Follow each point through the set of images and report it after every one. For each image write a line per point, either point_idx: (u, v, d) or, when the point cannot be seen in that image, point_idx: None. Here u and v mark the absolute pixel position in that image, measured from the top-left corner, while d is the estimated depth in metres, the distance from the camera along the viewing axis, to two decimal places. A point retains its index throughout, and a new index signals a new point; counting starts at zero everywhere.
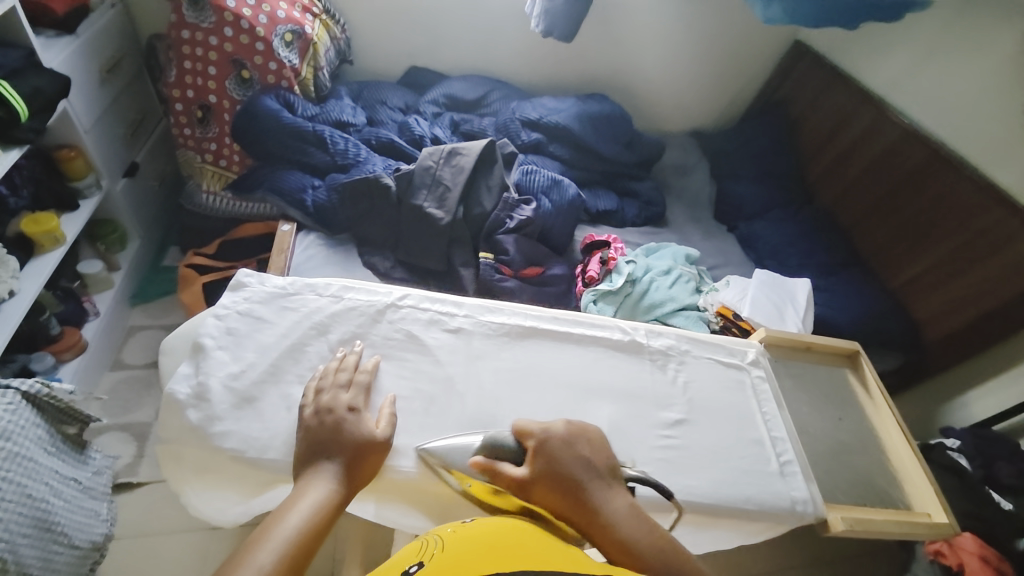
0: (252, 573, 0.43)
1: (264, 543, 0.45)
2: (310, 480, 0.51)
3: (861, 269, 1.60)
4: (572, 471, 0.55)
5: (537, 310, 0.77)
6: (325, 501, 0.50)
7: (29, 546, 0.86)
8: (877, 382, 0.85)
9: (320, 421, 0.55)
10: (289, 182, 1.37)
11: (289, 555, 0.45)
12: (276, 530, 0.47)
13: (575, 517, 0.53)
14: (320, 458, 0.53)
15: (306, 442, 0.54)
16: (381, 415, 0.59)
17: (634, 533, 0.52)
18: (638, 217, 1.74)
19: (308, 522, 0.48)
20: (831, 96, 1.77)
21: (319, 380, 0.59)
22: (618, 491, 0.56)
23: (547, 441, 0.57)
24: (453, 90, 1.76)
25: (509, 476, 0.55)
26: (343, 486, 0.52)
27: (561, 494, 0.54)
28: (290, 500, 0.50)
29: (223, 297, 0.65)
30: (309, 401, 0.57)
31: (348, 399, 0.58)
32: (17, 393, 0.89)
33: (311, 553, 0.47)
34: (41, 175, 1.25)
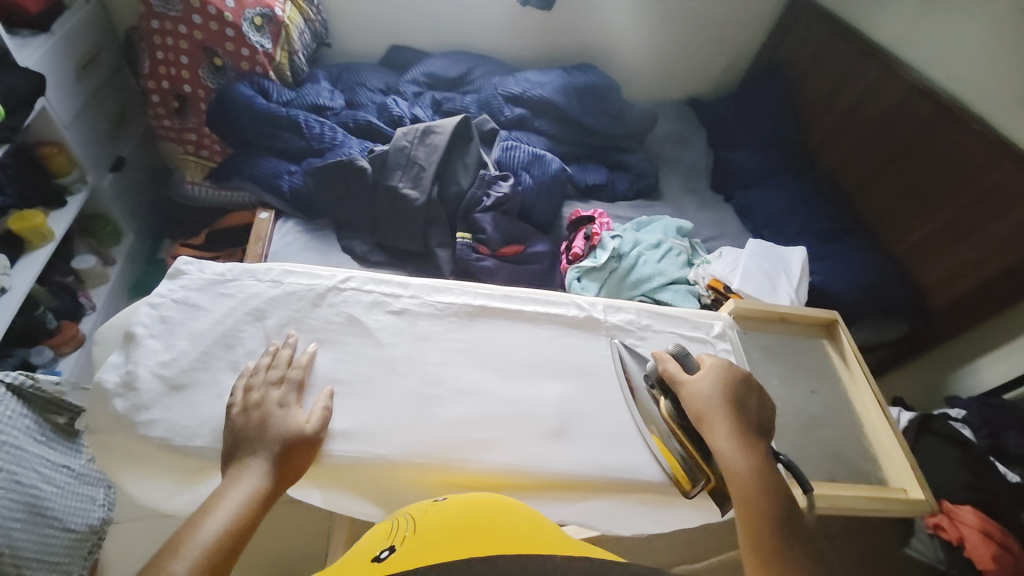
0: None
1: (181, 551, 0.45)
2: (238, 476, 0.51)
3: (864, 234, 1.52)
4: (731, 400, 0.59)
5: (488, 288, 0.75)
6: (250, 498, 0.50)
7: (23, 530, 0.90)
8: (855, 351, 0.81)
9: (247, 418, 0.55)
10: (265, 169, 1.36)
11: (206, 559, 0.45)
12: (194, 535, 0.46)
13: (707, 431, 0.57)
14: (246, 456, 0.53)
15: (230, 439, 0.54)
16: (314, 409, 0.58)
17: (743, 477, 0.54)
18: (628, 190, 1.68)
19: (230, 523, 0.48)
20: (832, 51, 1.67)
21: (249, 377, 0.58)
22: (756, 440, 0.57)
23: (724, 369, 0.61)
24: (433, 67, 1.70)
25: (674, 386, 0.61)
26: (270, 483, 0.52)
27: (700, 412, 0.58)
28: (210, 503, 0.49)
29: (160, 285, 0.65)
30: (238, 398, 0.57)
31: (278, 395, 0.57)
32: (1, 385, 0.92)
33: (234, 553, 0.47)
34: (25, 172, 1.28)
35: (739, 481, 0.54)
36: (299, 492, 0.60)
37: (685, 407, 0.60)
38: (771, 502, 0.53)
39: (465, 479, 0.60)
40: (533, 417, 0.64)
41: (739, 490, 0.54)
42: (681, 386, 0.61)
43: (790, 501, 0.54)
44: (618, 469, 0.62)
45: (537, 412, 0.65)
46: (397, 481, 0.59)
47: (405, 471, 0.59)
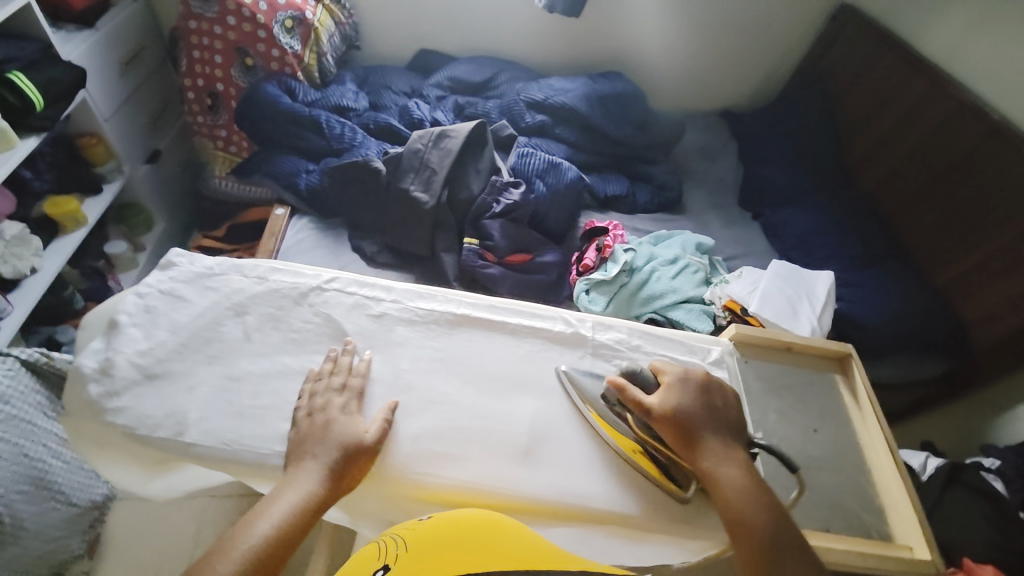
0: None
1: (227, 555, 0.49)
2: (295, 479, 0.54)
3: (903, 261, 1.41)
4: (694, 412, 0.61)
5: (475, 297, 0.73)
6: (301, 503, 0.52)
7: (26, 502, 0.94)
8: (868, 389, 0.74)
9: (310, 421, 0.57)
10: (284, 167, 1.40)
11: (251, 562, 0.49)
12: (247, 536, 0.50)
13: (683, 441, 0.60)
14: (305, 458, 0.55)
15: (293, 440, 0.56)
16: (374, 420, 0.59)
17: (737, 491, 0.57)
18: (650, 203, 1.62)
19: (277, 529, 0.51)
20: (878, 66, 1.57)
21: (314, 381, 0.60)
22: (729, 443, 0.61)
23: (681, 380, 0.63)
24: (458, 72, 1.71)
25: (642, 403, 0.61)
26: (325, 489, 0.54)
27: (685, 427, 0.60)
28: (264, 506, 0.52)
29: (150, 275, 0.66)
30: (302, 401, 0.59)
31: (340, 402, 0.59)
32: (17, 360, 0.97)
33: (279, 557, 0.51)
34: (63, 160, 1.37)
35: (736, 494, 0.57)
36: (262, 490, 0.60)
37: (659, 424, 0.60)
38: (769, 513, 0.56)
39: (425, 494, 0.58)
40: (502, 435, 0.62)
41: (727, 496, 0.57)
42: (650, 403, 0.61)
43: (781, 508, 0.58)
44: (586, 497, 0.59)
45: (508, 430, 0.62)
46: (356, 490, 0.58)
47: (366, 480, 0.58)
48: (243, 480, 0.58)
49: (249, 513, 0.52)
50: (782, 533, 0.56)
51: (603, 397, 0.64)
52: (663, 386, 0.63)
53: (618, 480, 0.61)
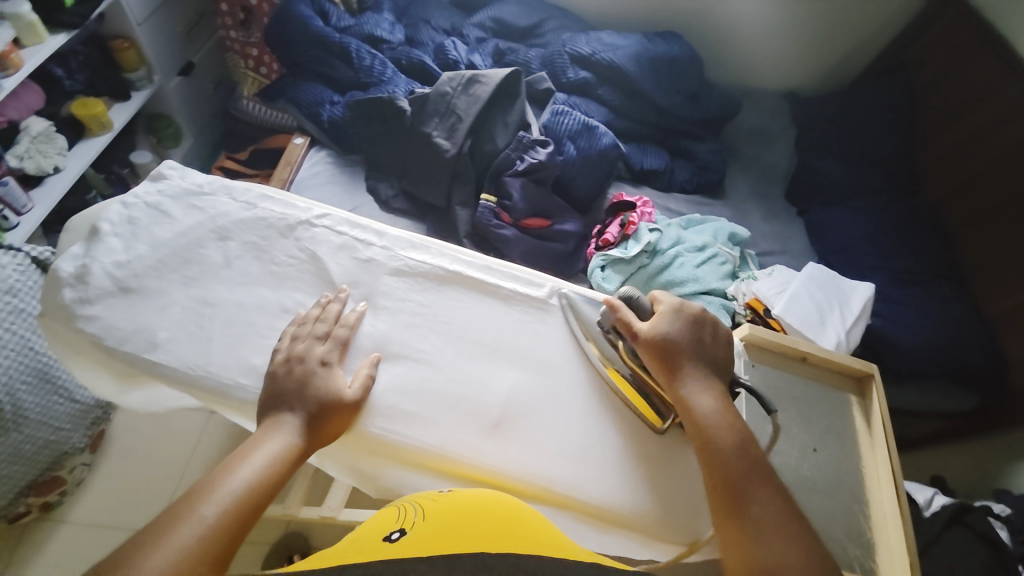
0: (195, 524, 0.44)
1: (210, 496, 0.46)
2: (273, 429, 0.52)
3: (953, 284, 1.29)
4: (678, 343, 0.60)
5: (471, 255, 0.68)
6: (282, 454, 0.51)
7: (31, 393, 0.99)
8: (884, 416, 0.67)
9: (287, 370, 0.54)
10: (309, 95, 1.34)
11: (234, 507, 0.47)
12: (226, 482, 0.48)
13: (664, 369, 0.59)
14: (284, 410, 0.53)
15: (269, 390, 0.54)
16: (357, 377, 0.56)
17: (710, 421, 0.56)
18: (688, 182, 1.51)
19: (260, 475, 0.49)
20: (975, 61, 1.38)
21: (297, 326, 0.57)
22: (711, 377, 0.59)
23: (673, 310, 0.62)
24: (503, 14, 1.59)
25: (631, 329, 0.60)
26: (302, 442, 0.52)
27: (666, 356, 0.59)
28: (246, 450, 0.50)
29: (140, 186, 0.64)
30: (283, 346, 0.56)
31: (322, 352, 0.56)
32: (28, 257, 1.00)
33: (261, 506, 0.49)
34: (95, 62, 1.36)
35: (707, 422, 0.56)
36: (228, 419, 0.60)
37: (643, 349, 0.60)
38: (741, 447, 0.55)
39: (384, 450, 0.56)
40: (475, 404, 0.58)
41: (698, 430, 0.55)
42: (639, 327, 0.60)
43: (755, 443, 0.56)
44: (553, 479, 0.56)
45: (481, 400, 0.59)
46: None
47: None
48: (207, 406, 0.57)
49: (226, 462, 0.50)
50: (751, 465, 0.54)
51: (602, 325, 0.63)
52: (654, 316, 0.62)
53: (589, 467, 0.57)
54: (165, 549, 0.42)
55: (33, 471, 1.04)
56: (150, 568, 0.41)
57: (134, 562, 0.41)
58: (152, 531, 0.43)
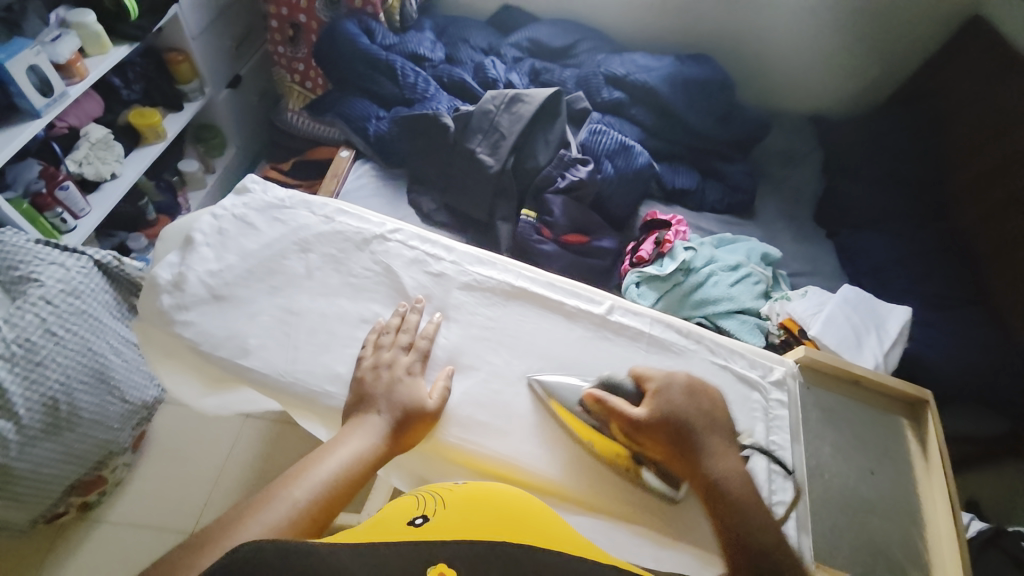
0: (286, 506, 0.47)
1: (301, 481, 0.50)
2: (359, 427, 0.54)
3: (983, 310, 1.28)
4: (684, 421, 0.57)
5: (535, 271, 0.71)
6: (367, 452, 0.52)
7: (86, 392, 1.01)
8: (939, 443, 0.68)
9: (375, 375, 0.57)
10: (356, 110, 1.39)
11: (321, 496, 0.49)
12: (314, 469, 0.50)
13: (670, 451, 0.56)
14: (370, 409, 0.55)
15: (358, 392, 0.56)
16: (435, 387, 0.59)
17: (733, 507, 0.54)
18: (719, 202, 1.53)
19: (344, 468, 0.51)
20: (1001, 89, 1.37)
21: (379, 334, 0.60)
22: (728, 448, 0.58)
23: (667, 387, 0.59)
24: (539, 34, 1.63)
25: (624, 413, 0.57)
26: (385, 444, 0.53)
27: (669, 436, 0.56)
28: (333, 442, 0.53)
29: (226, 198, 0.68)
30: (369, 353, 0.59)
31: (405, 363, 0.59)
32: (91, 260, 1.04)
33: (344, 498, 0.51)
34: (151, 73, 1.41)
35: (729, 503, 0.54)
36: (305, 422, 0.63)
37: (644, 434, 0.56)
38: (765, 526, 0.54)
39: (459, 460, 0.58)
40: (545, 418, 0.61)
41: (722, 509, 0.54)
42: (635, 413, 0.57)
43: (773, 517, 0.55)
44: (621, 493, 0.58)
45: (550, 413, 0.61)
46: None
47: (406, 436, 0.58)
48: (291, 412, 0.60)
49: (315, 450, 0.53)
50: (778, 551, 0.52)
51: (581, 406, 0.60)
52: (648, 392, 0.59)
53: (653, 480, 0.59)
54: (260, 525, 0.46)
55: (83, 468, 1.07)
56: (244, 538, 0.44)
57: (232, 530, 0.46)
58: (249, 506, 0.47)
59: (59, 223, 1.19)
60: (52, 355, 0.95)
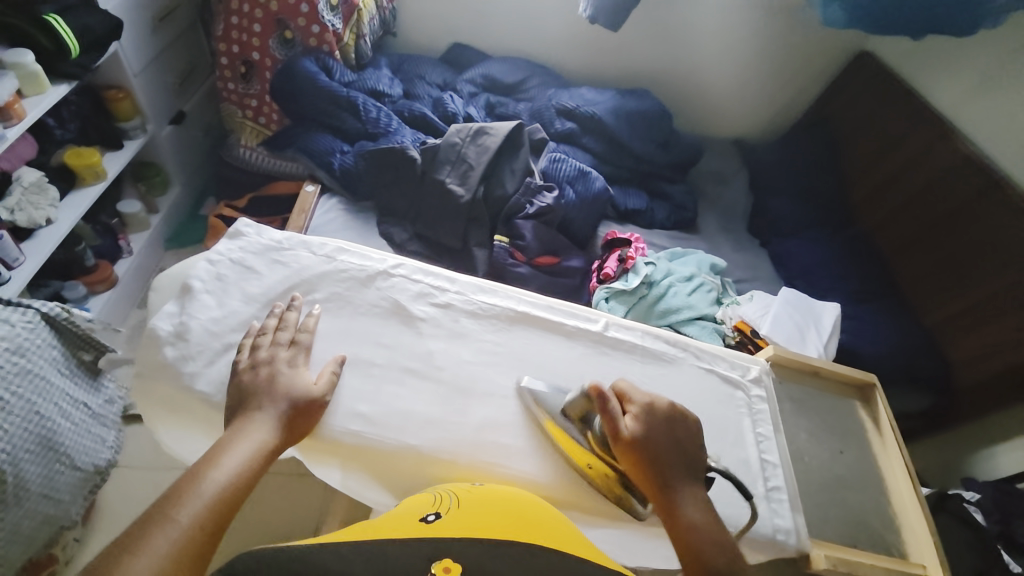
0: (174, 528, 0.45)
1: (187, 498, 0.48)
2: (244, 430, 0.54)
3: (895, 300, 1.47)
4: (655, 446, 0.58)
5: (533, 296, 0.76)
6: (255, 452, 0.53)
7: (34, 461, 0.92)
8: (888, 419, 0.80)
9: (253, 374, 0.57)
10: (319, 145, 1.40)
11: (212, 508, 0.48)
12: (200, 485, 0.49)
13: (641, 472, 0.57)
14: (253, 409, 0.55)
15: (236, 396, 0.57)
16: (321, 374, 0.61)
17: (700, 534, 0.54)
18: (666, 220, 1.65)
19: (234, 473, 0.51)
20: (886, 114, 1.61)
21: (257, 336, 0.61)
22: (693, 478, 0.58)
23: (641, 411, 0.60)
24: (492, 71, 1.72)
25: (611, 420, 0.59)
26: (275, 438, 0.54)
27: (640, 457, 0.57)
28: (218, 450, 0.52)
29: (221, 243, 0.68)
30: (245, 355, 0.59)
31: (286, 356, 0.60)
32: (37, 313, 0.95)
33: (237, 503, 0.50)
34: (87, 112, 1.33)
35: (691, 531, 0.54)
36: (322, 469, 0.62)
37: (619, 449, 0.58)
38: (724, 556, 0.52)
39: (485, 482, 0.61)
40: None
41: (686, 541, 0.53)
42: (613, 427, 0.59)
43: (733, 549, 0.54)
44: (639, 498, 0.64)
45: None
46: (422, 474, 0.61)
47: (431, 465, 0.60)
48: (309, 456, 0.60)
49: (196, 466, 0.51)
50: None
51: (564, 412, 0.63)
52: (631, 412, 0.60)
53: None
54: (148, 555, 0.43)
55: (29, 551, 0.95)
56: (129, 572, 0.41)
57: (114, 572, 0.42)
58: (127, 539, 0.43)
59: None
60: None
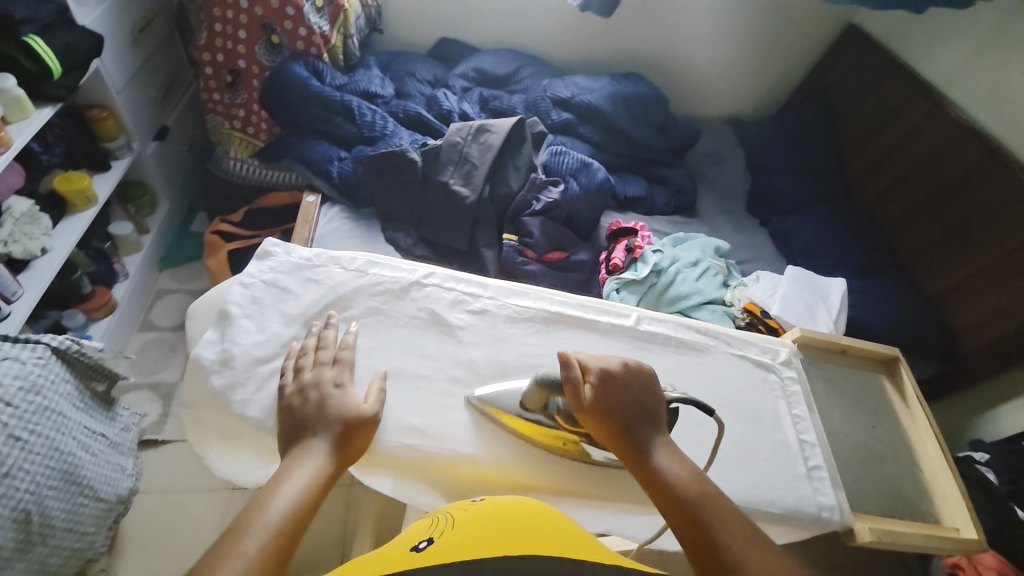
0: (239, 561, 0.44)
1: (251, 531, 0.47)
2: (300, 458, 0.54)
3: (896, 272, 1.51)
4: (617, 403, 0.61)
5: (564, 295, 0.78)
6: (313, 478, 0.53)
7: (57, 497, 0.89)
8: (914, 391, 0.88)
9: (303, 398, 0.58)
10: (316, 153, 1.37)
11: (274, 538, 0.47)
12: (262, 516, 0.48)
13: (601, 429, 0.60)
14: (308, 437, 0.56)
15: (289, 420, 0.57)
16: (371, 391, 0.62)
17: (680, 482, 0.56)
18: (667, 205, 1.65)
19: (295, 503, 0.50)
20: (879, 88, 1.63)
21: (299, 359, 0.63)
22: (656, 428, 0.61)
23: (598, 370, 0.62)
24: (483, 64, 1.70)
25: (573, 394, 0.61)
26: (332, 463, 0.54)
27: (603, 416, 0.60)
28: (277, 481, 0.51)
29: (252, 265, 0.72)
30: (291, 379, 0.61)
31: (332, 376, 0.61)
32: (47, 348, 0.91)
33: (299, 535, 0.49)
34: (72, 133, 1.28)
35: (666, 476, 0.57)
36: (373, 482, 0.64)
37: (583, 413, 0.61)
38: (694, 485, 0.56)
39: (536, 482, 0.64)
40: None
41: (659, 487, 0.57)
42: (580, 391, 0.61)
43: (705, 481, 0.57)
44: None
45: None
46: (477, 481, 0.64)
47: (486, 470, 0.63)
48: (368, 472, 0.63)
49: (255, 497, 0.50)
50: (710, 507, 0.55)
51: (523, 405, 0.64)
52: (588, 382, 0.62)
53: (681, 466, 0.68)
54: None
55: None
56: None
57: None
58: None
59: None
60: (19, 463, 0.83)
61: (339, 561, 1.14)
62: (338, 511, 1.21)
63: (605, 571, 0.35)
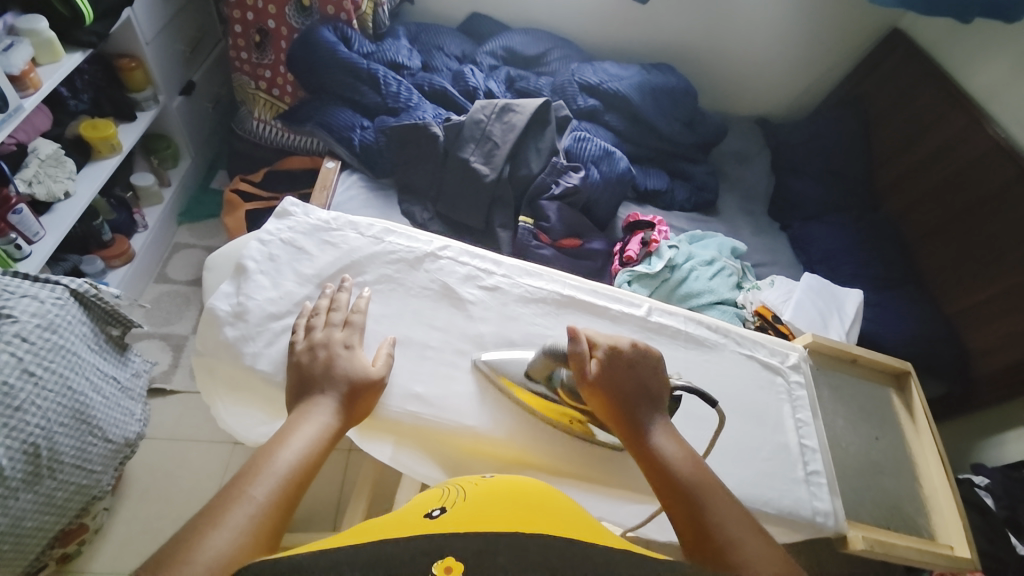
0: (247, 505, 0.45)
1: (259, 477, 0.48)
2: (308, 413, 0.55)
3: (916, 288, 1.47)
4: (622, 382, 0.60)
5: (578, 280, 0.77)
6: (320, 434, 0.53)
7: (67, 434, 0.91)
8: (923, 406, 0.87)
9: (312, 356, 0.59)
10: (339, 120, 1.36)
11: (281, 486, 0.48)
12: (270, 464, 0.49)
13: (605, 404, 0.60)
14: (315, 393, 0.56)
15: (297, 377, 0.58)
16: (379, 355, 0.63)
17: (677, 465, 0.56)
18: (687, 201, 1.62)
19: (302, 455, 0.51)
20: (917, 98, 1.58)
21: (311, 319, 0.63)
22: (659, 409, 0.61)
23: (606, 347, 0.62)
24: (513, 43, 1.67)
25: (579, 366, 0.61)
26: (338, 421, 0.55)
27: (609, 392, 0.60)
28: (285, 433, 0.52)
29: (270, 223, 0.72)
30: (301, 337, 0.62)
31: (342, 337, 0.62)
32: (66, 289, 0.94)
33: (304, 486, 0.50)
34: (101, 81, 1.30)
35: (665, 457, 0.57)
36: (374, 446, 0.65)
37: (588, 387, 0.61)
38: (693, 468, 0.56)
39: (534, 460, 0.65)
40: None
41: (658, 467, 0.56)
42: (588, 365, 0.61)
43: (704, 465, 0.57)
44: None
45: None
46: (476, 453, 0.64)
47: (485, 444, 0.64)
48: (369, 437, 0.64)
49: (264, 446, 0.51)
50: (708, 490, 0.54)
51: (528, 374, 0.65)
52: (596, 358, 0.62)
53: None
54: (227, 529, 0.43)
55: (63, 520, 0.96)
56: (213, 546, 0.41)
57: (191, 545, 0.42)
58: (206, 517, 0.43)
59: (13, 249, 1.07)
60: (31, 399, 0.85)
61: (333, 522, 1.17)
62: (335, 477, 1.23)
63: (598, 549, 0.35)
